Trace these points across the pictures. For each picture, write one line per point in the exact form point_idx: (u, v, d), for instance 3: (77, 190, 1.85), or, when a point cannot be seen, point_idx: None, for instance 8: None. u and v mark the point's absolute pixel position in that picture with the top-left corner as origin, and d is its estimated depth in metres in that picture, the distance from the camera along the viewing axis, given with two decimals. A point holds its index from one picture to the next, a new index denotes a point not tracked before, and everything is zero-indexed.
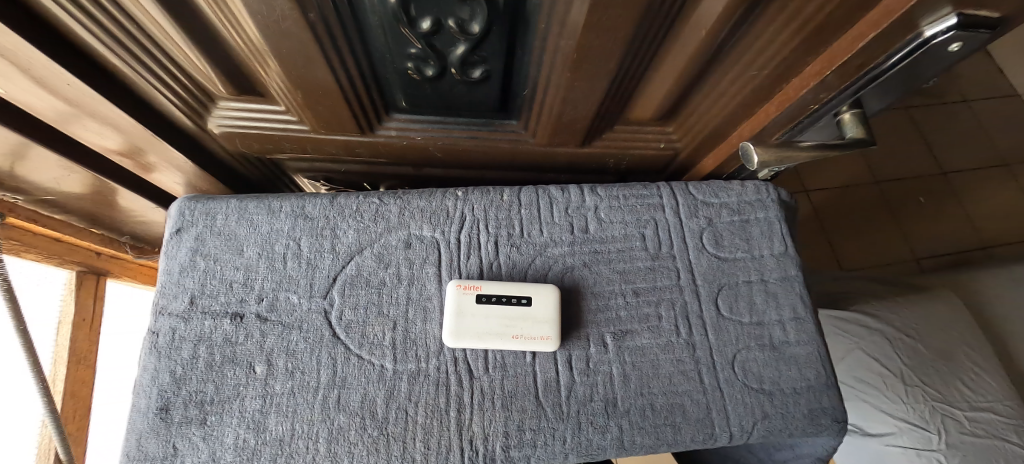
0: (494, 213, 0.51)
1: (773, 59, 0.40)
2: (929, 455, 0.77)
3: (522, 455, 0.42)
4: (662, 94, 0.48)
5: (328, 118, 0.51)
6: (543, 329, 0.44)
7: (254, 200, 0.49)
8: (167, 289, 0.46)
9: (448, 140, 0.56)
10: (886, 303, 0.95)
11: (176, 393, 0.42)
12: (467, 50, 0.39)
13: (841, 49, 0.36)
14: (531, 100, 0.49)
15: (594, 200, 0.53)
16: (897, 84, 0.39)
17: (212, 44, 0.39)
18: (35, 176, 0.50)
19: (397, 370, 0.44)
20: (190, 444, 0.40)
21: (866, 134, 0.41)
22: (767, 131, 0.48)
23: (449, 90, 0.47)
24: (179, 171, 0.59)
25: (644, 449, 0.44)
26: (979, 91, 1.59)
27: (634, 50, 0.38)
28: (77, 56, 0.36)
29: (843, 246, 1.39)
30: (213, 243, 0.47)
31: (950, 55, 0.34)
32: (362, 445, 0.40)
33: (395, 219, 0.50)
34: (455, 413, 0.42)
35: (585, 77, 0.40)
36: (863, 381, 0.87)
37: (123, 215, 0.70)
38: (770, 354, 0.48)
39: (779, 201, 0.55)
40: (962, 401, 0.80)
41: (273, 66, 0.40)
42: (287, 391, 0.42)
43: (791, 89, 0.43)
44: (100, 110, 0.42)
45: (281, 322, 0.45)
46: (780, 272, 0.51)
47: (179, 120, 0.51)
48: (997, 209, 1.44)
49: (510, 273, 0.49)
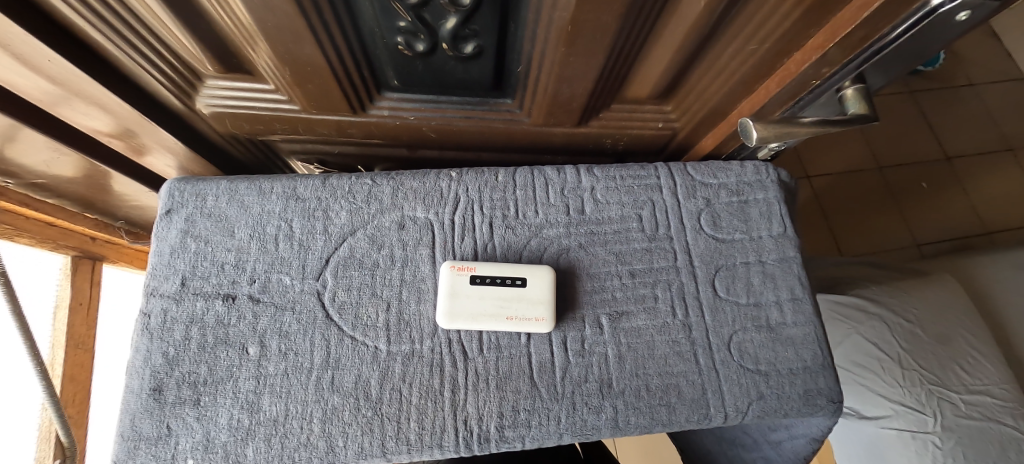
0: (489, 194, 0.51)
1: (775, 32, 0.38)
2: (924, 438, 0.77)
3: (517, 434, 0.42)
4: (660, 72, 0.47)
5: (318, 98, 0.50)
6: (537, 310, 0.44)
7: (244, 181, 0.48)
8: (158, 271, 0.45)
9: (442, 120, 0.55)
10: (884, 288, 0.95)
11: (168, 375, 0.41)
12: (458, 23, 0.38)
13: (845, 20, 0.34)
14: (525, 78, 0.47)
15: (591, 181, 0.52)
16: (902, 59, 0.38)
17: (194, 21, 0.38)
18: (23, 158, 0.49)
19: (391, 351, 0.44)
20: (184, 424, 0.40)
21: (868, 110, 0.40)
22: (767, 109, 0.47)
23: (442, 66, 0.46)
24: (171, 153, 0.58)
25: (639, 429, 0.44)
26: (985, 74, 1.56)
27: (631, 23, 0.37)
28: (58, 32, 0.35)
29: (844, 231, 1.38)
30: (204, 224, 0.47)
31: (958, 26, 0.33)
32: (356, 425, 0.41)
33: (388, 200, 0.49)
34: (449, 394, 0.42)
35: (580, 52, 0.39)
36: (860, 365, 0.87)
37: (116, 198, 0.69)
38: (767, 335, 0.47)
39: (779, 181, 0.54)
40: (959, 385, 0.81)
41: (260, 43, 0.39)
42: (279, 372, 0.42)
43: (792, 64, 0.42)
44: (86, 90, 0.41)
45: (273, 303, 0.44)
46: (778, 252, 0.51)
47: (167, 100, 0.50)
48: (1001, 194, 1.42)
49: (506, 254, 0.48)
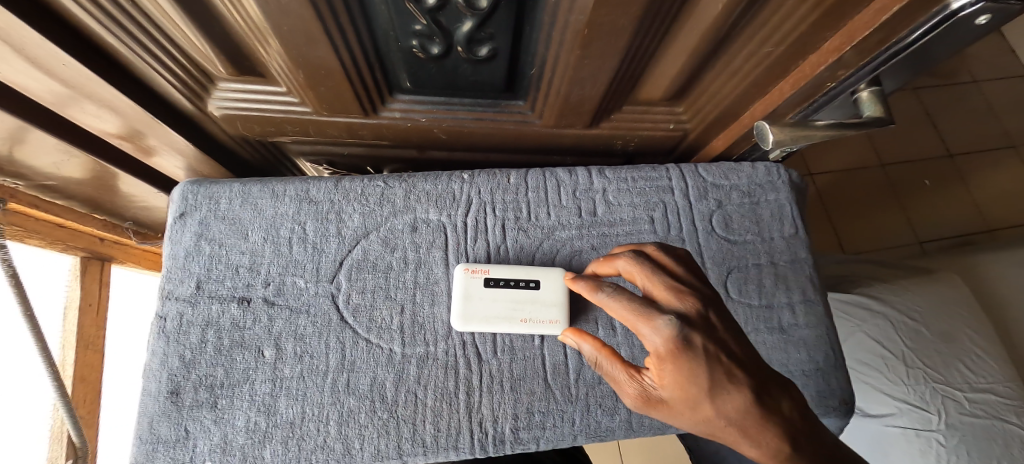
0: (501, 196, 0.51)
1: (790, 35, 0.38)
2: (928, 436, 0.73)
3: (532, 436, 0.42)
4: (673, 74, 0.47)
5: (331, 100, 0.49)
6: (551, 313, 0.44)
7: (257, 184, 0.48)
8: (173, 274, 0.45)
9: (453, 122, 0.55)
10: (887, 286, 0.92)
11: (185, 377, 0.42)
12: (474, 27, 0.38)
13: (862, 23, 0.34)
14: (538, 80, 0.47)
15: (602, 183, 0.52)
16: (916, 63, 0.38)
17: (207, 22, 0.37)
18: (34, 160, 0.49)
19: (406, 353, 0.44)
20: (202, 427, 0.40)
21: (884, 112, 0.41)
22: (781, 111, 0.47)
23: (454, 69, 0.46)
24: (180, 154, 0.58)
25: (652, 430, 0.44)
26: (990, 71, 1.55)
27: (648, 25, 0.37)
28: (71, 35, 0.35)
29: (846, 230, 1.38)
30: (218, 227, 0.47)
31: (976, 30, 0.33)
32: (373, 427, 0.41)
33: (401, 202, 0.49)
34: (464, 396, 0.43)
35: (595, 54, 0.39)
36: (864, 364, 0.84)
37: (124, 199, 0.69)
38: (779, 337, 0.48)
39: (790, 183, 0.54)
40: (963, 383, 0.78)
41: (273, 45, 0.38)
42: (296, 375, 0.42)
43: (807, 67, 0.41)
44: (97, 91, 0.40)
45: (288, 306, 0.45)
46: (790, 254, 0.51)
47: (179, 103, 0.50)
48: (1003, 190, 1.42)
49: (518, 256, 0.48)
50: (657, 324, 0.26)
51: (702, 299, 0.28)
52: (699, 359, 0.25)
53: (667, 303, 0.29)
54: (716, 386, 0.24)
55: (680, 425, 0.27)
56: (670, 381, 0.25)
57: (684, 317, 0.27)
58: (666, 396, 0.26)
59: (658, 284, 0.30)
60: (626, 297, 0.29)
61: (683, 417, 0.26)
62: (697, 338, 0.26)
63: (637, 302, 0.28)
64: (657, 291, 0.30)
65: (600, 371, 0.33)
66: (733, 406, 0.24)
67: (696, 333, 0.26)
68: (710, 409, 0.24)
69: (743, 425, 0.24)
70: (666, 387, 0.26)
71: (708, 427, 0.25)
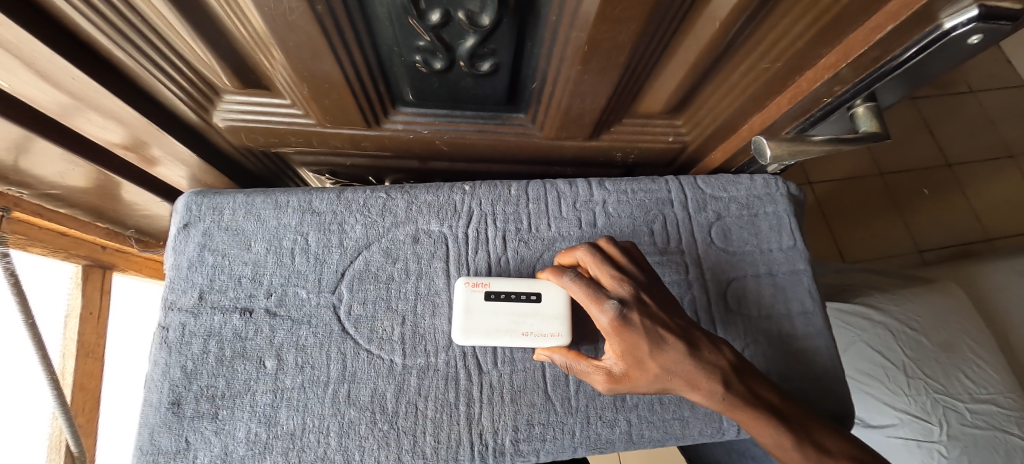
0: (502, 207, 0.51)
1: (787, 51, 0.39)
2: (929, 447, 0.73)
3: (531, 448, 0.42)
4: (672, 87, 0.48)
5: (334, 112, 0.50)
6: (553, 325, 0.43)
7: (261, 195, 0.49)
8: (176, 284, 0.45)
9: (454, 134, 0.56)
10: (888, 295, 0.92)
11: (187, 388, 0.42)
12: (476, 42, 0.38)
13: (856, 41, 0.35)
14: (539, 94, 0.48)
15: (602, 194, 0.53)
16: (911, 79, 0.39)
17: (215, 36, 0.38)
18: (40, 169, 0.50)
19: (406, 364, 0.44)
20: (202, 438, 0.40)
21: (880, 128, 0.41)
22: (778, 124, 0.47)
23: (457, 83, 0.47)
24: (183, 164, 0.58)
25: (653, 442, 0.45)
26: (987, 82, 1.57)
27: (646, 41, 0.37)
28: (80, 49, 0.36)
29: (846, 239, 1.39)
30: (222, 237, 0.47)
31: (969, 50, 0.34)
32: (373, 439, 0.41)
33: (402, 213, 0.50)
34: (464, 407, 0.43)
35: (595, 69, 0.40)
36: (865, 374, 0.84)
37: (127, 207, 0.69)
38: (779, 348, 0.48)
39: (788, 195, 0.55)
40: (963, 393, 0.77)
41: (279, 58, 0.39)
42: (296, 386, 0.42)
43: (803, 82, 0.42)
44: (104, 103, 0.41)
45: (290, 317, 0.45)
46: (788, 265, 0.51)
47: (185, 115, 0.50)
48: (1002, 200, 1.43)
49: (519, 268, 0.49)
50: (607, 308, 0.35)
51: (638, 285, 0.37)
52: (640, 331, 0.35)
53: (614, 288, 0.37)
54: (655, 350, 0.34)
55: (637, 386, 0.37)
56: (623, 351, 0.35)
57: (625, 299, 0.36)
58: (622, 366, 0.35)
59: (605, 272, 0.39)
60: (581, 285, 0.37)
61: (639, 379, 0.35)
62: (636, 316, 0.35)
63: (589, 289, 0.37)
64: (605, 277, 0.38)
65: (571, 371, 0.39)
66: (670, 362, 0.34)
67: (631, 311, 0.36)
68: (654, 365, 0.35)
69: (680, 373, 0.34)
70: (623, 358, 0.35)
71: (657, 379, 0.35)
